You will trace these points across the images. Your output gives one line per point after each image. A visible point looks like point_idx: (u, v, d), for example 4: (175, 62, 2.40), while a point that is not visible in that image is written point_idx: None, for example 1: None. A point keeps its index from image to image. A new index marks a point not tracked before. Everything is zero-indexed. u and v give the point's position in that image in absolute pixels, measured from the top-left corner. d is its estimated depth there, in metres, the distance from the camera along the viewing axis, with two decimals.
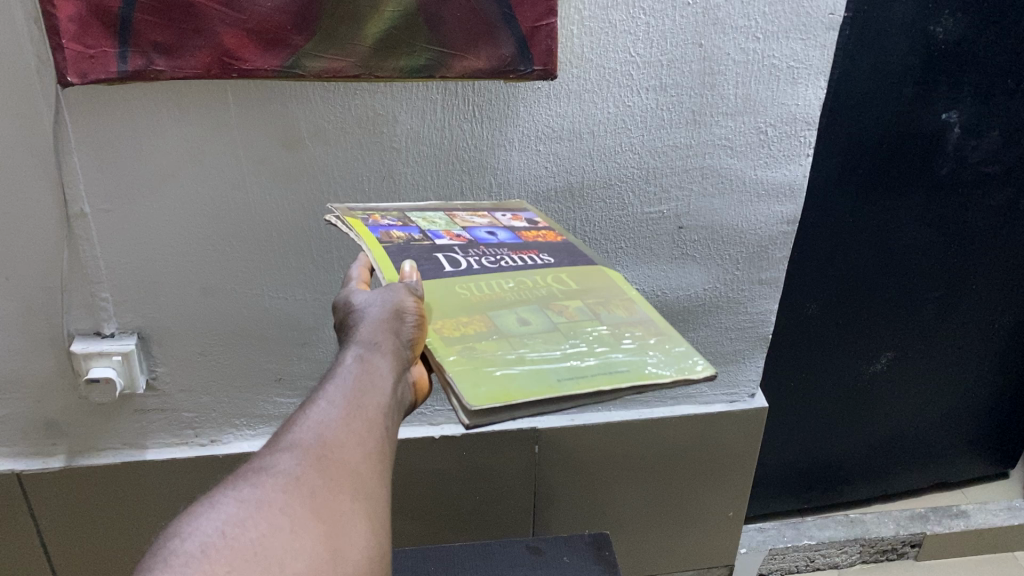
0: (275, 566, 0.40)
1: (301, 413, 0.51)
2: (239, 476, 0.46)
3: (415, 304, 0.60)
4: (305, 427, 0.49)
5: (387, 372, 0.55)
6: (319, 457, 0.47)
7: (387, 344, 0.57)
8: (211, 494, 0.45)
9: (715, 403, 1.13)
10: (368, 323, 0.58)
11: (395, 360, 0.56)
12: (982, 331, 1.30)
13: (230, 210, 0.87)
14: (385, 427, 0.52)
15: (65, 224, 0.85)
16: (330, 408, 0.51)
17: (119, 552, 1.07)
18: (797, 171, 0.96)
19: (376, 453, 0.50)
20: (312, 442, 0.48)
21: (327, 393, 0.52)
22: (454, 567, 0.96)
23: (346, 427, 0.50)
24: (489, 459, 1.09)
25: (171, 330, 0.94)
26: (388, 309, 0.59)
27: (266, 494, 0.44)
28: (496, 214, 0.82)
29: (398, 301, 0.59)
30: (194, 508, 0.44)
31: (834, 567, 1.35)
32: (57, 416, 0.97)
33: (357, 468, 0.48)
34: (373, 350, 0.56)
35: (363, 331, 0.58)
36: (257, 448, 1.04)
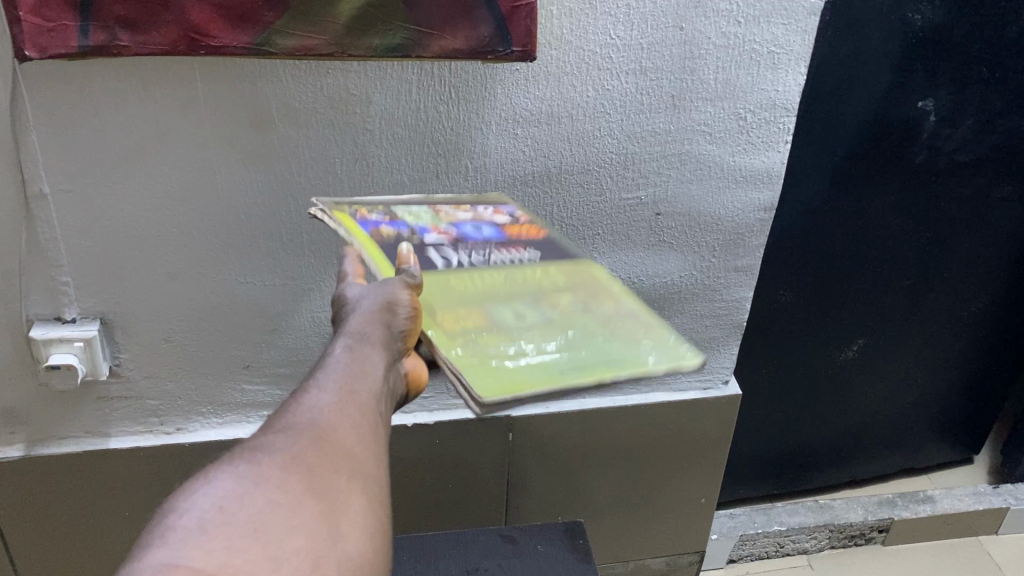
0: (273, 544, 0.38)
1: (293, 399, 0.49)
2: (231, 456, 0.44)
3: (407, 295, 0.58)
4: (298, 412, 0.48)
5: (379, 364, 0.53)
6: (315, 439, 0.45)
7: (379, 336, 0.55)
8: (204, 474, 0.42)
9: (689, 391, 1.12)
10: (361, 315, 0.57)
11: (387, 354, 0.54)
12: (953, 319, 1.30)
13: (198, 193, 0.84)
14: (380, 413, 0.50)
15: (23, 205, 0.81)
16: (325, 393, 0.49)
17: (81, 542, 1.05)
18: (776, 157, 0.95)
19: (373, 440, 0.48)
20: (308, 424, 0.47)
21: (320, 380, 0.50)
22: (427, 557, 0.95)
23: (341, 412, 0.48)
24: (462, 446, 1.08)
25: (135, 314, 0.91)
26: (381, 301, 0.57)
27: (262, 471, 0.42)
28: (477, 209, 0.80)
29: (391, 293, 0.58)
30: (188, 487, 0.41)
31: (803, 553, 1.36)
32: (16, 404, 0.94)
33: (356, 451, 0.46)
34: (364, 343, 0.54)
35: (353, 323, 0.56)
36: (225, 436, 1.02)
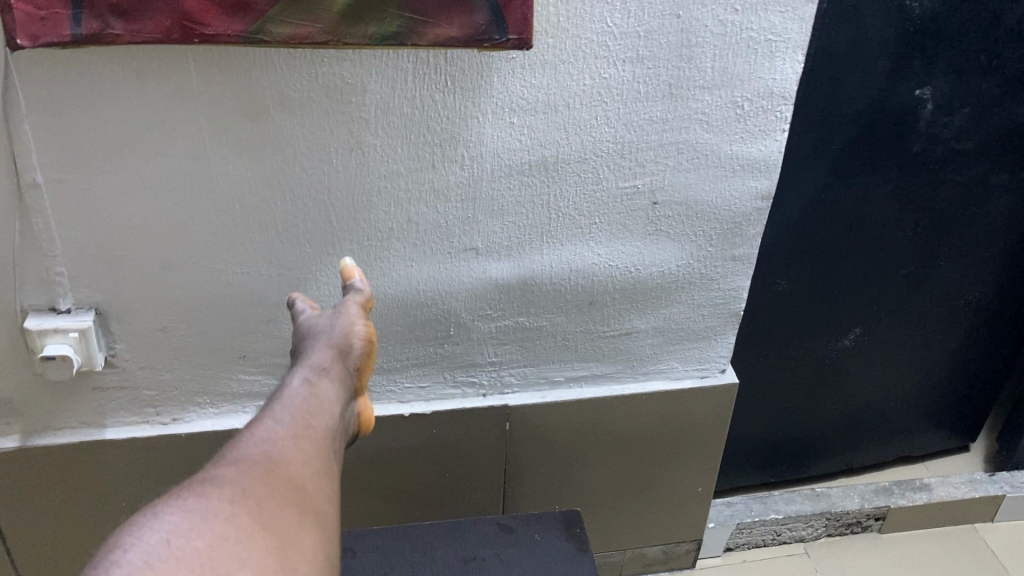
0: (222, 569, 0.44)
1: (248, 431, 0.57)
2: (181, 492, 0.50)
3: (364, 329, 0.70)
4: (252, 444, 0.55)
5: (331, 396, 0.62)
6: (264, 470, 0.53)
7: (334, 371, 0.64)
8: (161, 506, 0.48)
9: (686, 379, 1.12)
10: (317, 350, 0.66)
11: (339, 385, 0.64)
12: (950, 307, 1.30)
13: (192, 182, 0.83)
14: (327, 444, 0.58)
15: (17, 195, 0.81)
16: (277, 427, 0.57)
17: (77, 532, 1.05)
18: (773, 146, 0.94)
19: (322, 467, 0.56)
20: (258, 460, 0.53)
21: (274, 414, 0.58)
22: (425, 547, 0.95)
23: (293, 442, 0.56)
24: (458, 433, 1.08)
25: (130, 304, 0.90)
26: (340, 336, 0.68)
27: (215, 501, 0.49)
28: None
29: (349, 327, 0.70)
30: (145, 518, 0.47)
31: (800, 541, 1.36)
32: (11, 395, 0.93)
33: (303, 482, 0.54)
34: (321, 375, 0.63)
35: (315, 357, 0.65)
36: (222, 426, 1.02)
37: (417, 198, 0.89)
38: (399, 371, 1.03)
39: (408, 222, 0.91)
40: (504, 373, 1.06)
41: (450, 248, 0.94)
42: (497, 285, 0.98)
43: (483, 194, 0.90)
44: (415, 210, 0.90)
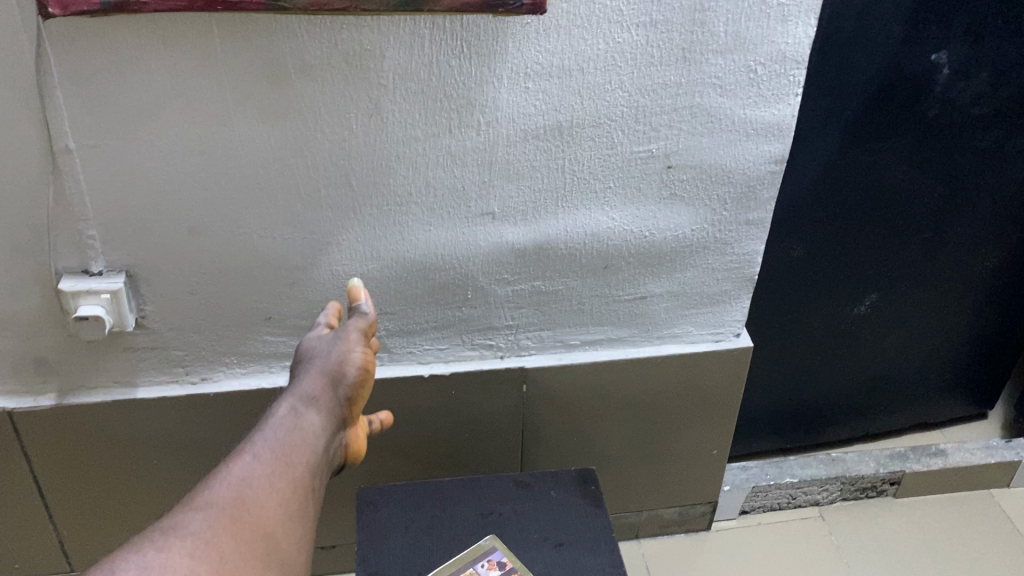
0: None
1: (230, 464, 0.65)
2: (153, 532, 0.57)
3: (359, 358, 0.78)
4: (225, 483, 0.62)
5: (317, 427, 0.71)
6: (233, 512, 0.60)
7: (323, 400, 0.73)
8: (130, 548, 0.55)
9: (701, 343, 1.14)
10: (310, 377, 0.75)
11: (323, 416, 0.73)
12: (967, 273, 1.30)
13: (217, 147, 0.86)
14: (299, 484, 0.65)
15: (50, 159, 0.84)
16: (254, 466, 0.64)
17: (113, 488, 1.09)
18: (786, 110, 0.95)
19: (292, 502, 0.64)
20: (227, 501, 0.60)
21: (254, 451, 0.66)
22: (443, 502, 0.98)
23: (267, 479, 0.64)
24: (476, 394, 1.11)
25: (159, 267, 0.94)
26: (334, 365, 0.76)
27: (174, 553, 0.55)
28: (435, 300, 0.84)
29: (345, 354, 0.78)
30: (115, 558, 0.54)
31: (815, 504, 1.38)
32: (46, 354, 0.98)
33: (267, 526, 0.61)
34: (309, 404, 0.72)
35: (304, 385, 0.74)
36: (248, 386, 1.05)
37: (435, 163, 0.92)
38: (419, 334, 1.06)
39: (426, 187, 0.93)
40: (521, 336, 1.09)
41: (467, 212, 0.96)
42: (514, 249, 1.00)
43: (499, 159, 0.92)
44: (433, 174, 0.92)
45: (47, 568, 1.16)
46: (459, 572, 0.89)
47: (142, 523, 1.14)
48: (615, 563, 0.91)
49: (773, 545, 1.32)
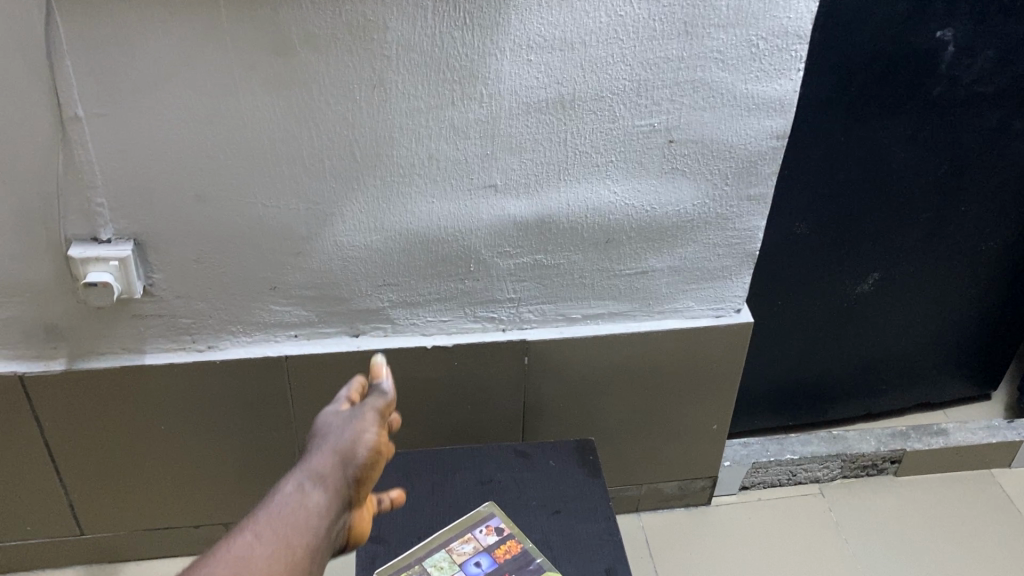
0: None
1: (229, 539, 0.51)
2: None
3: (374, 440, 0.61)
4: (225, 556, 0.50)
5: (322, 509, 0.55)
6: None
7: (332, 480, 0.57)
8: None
9: (702, 318, 1.15)
10: (319, 455, 0.59)
11: (325, 505, 0.55)
12: (971, 253, 1.31)
13: (223, 117, 0.87)
14: None
15: (60, 127, 0.86)
16: None
17: (122, 453, 1.12)
18: (788, 85, 0.96)
19: None
20: None
21: (246, 534, 0.51)
22: (443, 470, 1.00)
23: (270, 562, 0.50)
24: (478, 366, 1.12)
25: (166, 235, 0.95)
26: (347, 442, 0.60)
27: None
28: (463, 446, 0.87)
29: (358, 435, 0.61)
30: None
31: (815, 481, 1.39)
32: (57, 320, 1.00)
33: None
34: (318, 484, 0.57)
35: (313, 460, 0.59)
36: (253, 354, 1.07)
37: (438, 135, 0.93)
38: (422, 306, 1.07)
39: (429, 158, 0.94)
40: (523, 309, 1.10)
41: (469, 184, 0.97)
42: (516, 222, 1.01)
43: (502, 132, 0.93)
44: (436, 147, 0.93)
45: (57, 531, 1.18)
46: (457, 537, 0.91)
47: (151, 488, 1.16)
48: (610, 531, 0.93)
49: (772, 520, 1.33)
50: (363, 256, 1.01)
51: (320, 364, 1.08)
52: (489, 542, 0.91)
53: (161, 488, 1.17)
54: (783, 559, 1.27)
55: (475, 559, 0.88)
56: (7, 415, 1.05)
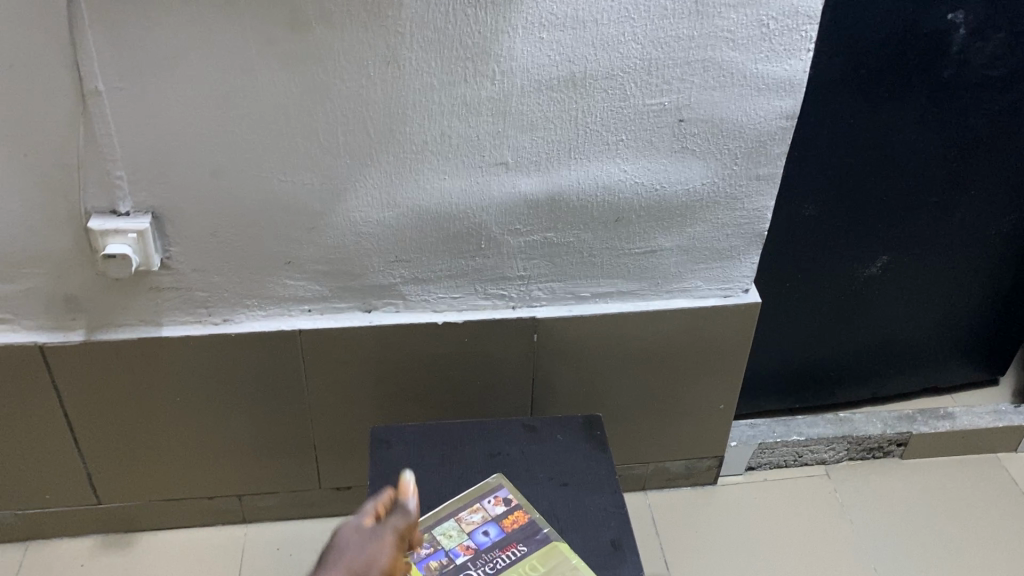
0: None
1: None
2: None
3: (387, 566, 0.66)
4: None
5: None
6: None
7: None
8: None
9: (710, 298, 1.16)
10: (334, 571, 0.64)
11: None
12: (980, 237, 1.31)
13: (240, 92, 0.89)
14: None
15: (80, 101, 0.88)
16: None
17: (138, 424, 1.14)
18: (798, 65, 0.96)
19: None
20: None
21: None
22: (453, 443, 1.02)
23: None
24: (488, 342, 1.14)
25: (184, 209, 0.97)
26: (361, 565, 0.65)
27: None
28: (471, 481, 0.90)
29: (374, 558, 0.66)
30: None
31: (821, 463, 1.40)
32: (76, 292, 1.02)
33: None
34: None
35: None
36: (268, 328, 1.09)
37: (450, 112, 0.94)
38: (434, 282, 1.09)
39: (441, 135, 0.96)
40: (533, 287, 1.11)
41: (481, 162, 0.98)
42: (527, 199, 1.02)
43: (513, 109, 0.95)
44: (448, 124, 0.95)
45: (75, 500, 1.21)
46: (466, 508, 0.93)
47: (168, 459, 1.19)
48: (616, 503, 0.95)
49: (777, 500, 1.35)
50: (376, 232, 1.02)
51: (333, 339, 1.10)
52: (498, 513, 0.93)
53: (177, 459, 1.19)
54: (787, 538, 1.29)
55: (483, 529, 0.91)
56: (28, 385, 1.07)
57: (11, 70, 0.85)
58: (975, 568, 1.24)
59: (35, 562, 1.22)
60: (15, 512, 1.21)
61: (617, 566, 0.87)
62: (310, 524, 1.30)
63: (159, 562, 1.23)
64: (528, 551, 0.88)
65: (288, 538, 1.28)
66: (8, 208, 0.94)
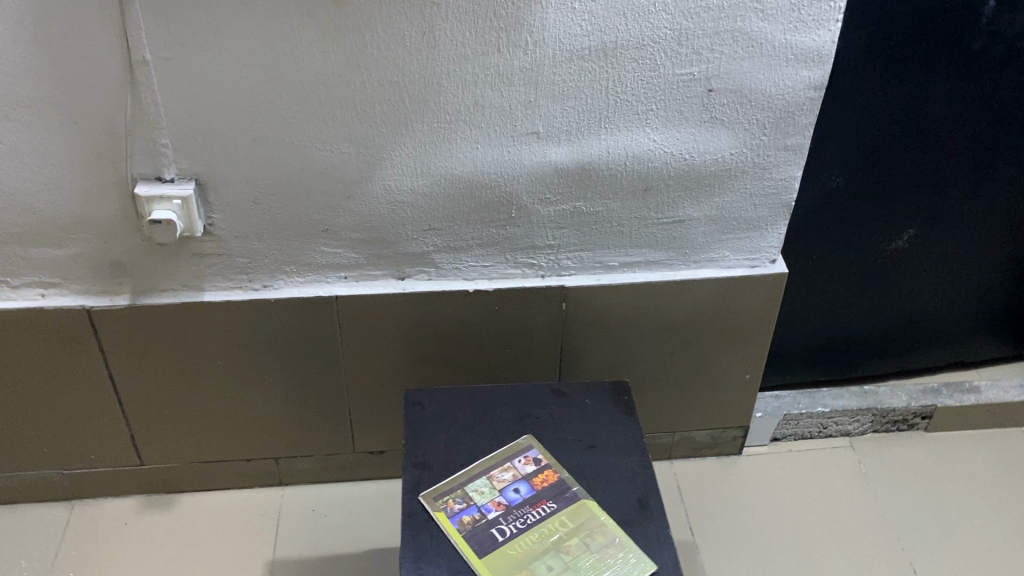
0: None
1: None
2: None
3: None
4: None
5: None
6: None
7: None
8: None
9: (737, 268, 1.18)
10: None
11: None
12: (1008, 210, 1.32)
13: (281, 62, 0.92)
14: None
15: (128, 70, 0.91)
16: None
17: (180, 386, 1.18)
18: (827, 36, 0.97)
19: None
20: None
21: None
22: (485, 406, 1.05)
23: None
24: (518, 310, 1.17)
25: (226, 176, 1.00)
26: None
27: None
28: (518, 474, 0.96)
29: None
30: None
31: (845, 435, 1.42)
32: (122, 257, 1.06)
33: None
34: None
35: None
36: (305, 294, 1.12)
37: (483, 82, 0.96)
38: (465, 251, 1.11)
39: (474, 105, 0.98)
40: (563, 256, 1.14)
41: (513, 131, 1.01)
42: (557, 168, 1.04)
43: (545, 79, 0.97)
44: (482, 93, 0.97)
45: (120, 461, 1.26)
46: (497, 466, 0.97)
47: (208, 421, 1.23)
48: (643, 464, 0.97)
49: (801, 470, 1.36)
50: (409, 200, 1.05)
51: (368, 305, 1.13)
52: (528, 471, 0.96)
53: (217, 422, 1.23)
54: (811, 507, 1.30)
55: (514, 487, 0.94)
56: (75, 348, 1.12)
57: (63, 40, 0.88)
58: (1000, 539, 1.25)
59: (80, 521, 1.27)
60: (62, 472, 1.25)
61: (644, 522, 0.90)
62: (344, 488, 1.34)
63: (200, 522, 1.28)
64: (557, 508, 0.92)
65: (323, 500, 1.32)
66: (58, 175, 0.98)
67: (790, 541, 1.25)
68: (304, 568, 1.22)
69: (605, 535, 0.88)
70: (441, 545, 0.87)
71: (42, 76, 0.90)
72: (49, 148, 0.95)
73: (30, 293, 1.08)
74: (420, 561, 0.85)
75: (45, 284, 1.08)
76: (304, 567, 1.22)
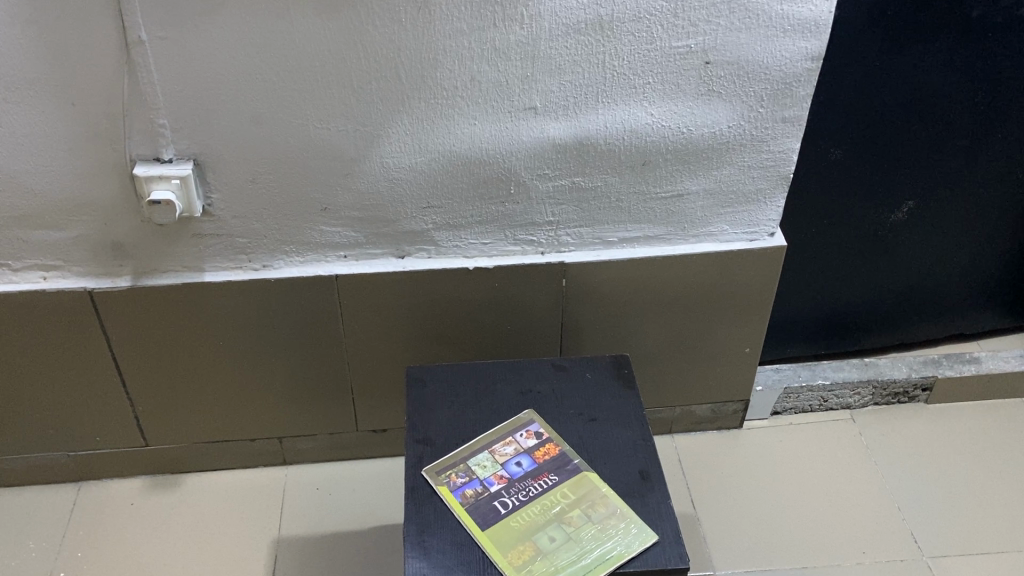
0: None
1: None
2: None
3: None
4: None
5: None
6: None
7: None
8: None
9: (736, 242, 1.18)
10: None
11: None
12: (1007, 180, 1.32)
13: (277, 39, 0.92)
14: None
15: (125, 51, 0.91)
16: None
17: (183, 367, 1.19)
18: (823, 6, 0.97)
19: None
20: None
21: None
22: (486, 381, 1.05)
23: None
24: (518, 286, 1.17)
25: (224, 156, 1.01)
26: None
27: None
28: (520, 444, 0.97)
29: None
30: None
31: (845, 408, 1.43)
32: (123, 238, 1.06)
33: None
34: None
35: None
36: (305, 274, 1.12)
37: (480, 57, 0.96)
38: (465, 228, 1.12)
39: (471, 81, 0.98)
40: (562, 232, 1.14)
41: (510, 106, 1.01)
42: (555, 144, 1.04)
43: (542, 53, 0.96)
44: (478, 68, 0.97)
45: (125, 442, 1.27)
46: (499, 440, 0.97)
47: (212, 402, 1.24)
48: (644, 436, 0.97)
49: (803, 444, 1.37)
50: (408, 178, 1.05)
51: (368, 284, 1.13)
52: (530, 445, 0.97)
53: (221, 402, 1.24)
54: (812, 480, 1.31)
55: (516, 460, 0.95)
56: (78, 330, 1.12)
57: (58, 21, 0.88)
58: (1000, 509, 1.26)
59: (87, 502, 1.28)
60: (68, 454, 1.26)
61: (645, 494, 0.91)
62: (348, 467, 1.35)
63: (205, 502, 1.29)
64: (559, 480, 0.92)
65: (327, 479, 1.33)
66: (57, 157, 0.98)
67: (792, 513, 1.26)
68: (309, 546, 1.23)
69: (606, 506, 0.89)
70: (444, 517, 0.88)
71: (38, 57, 0.90)
72: (47, 130, 0.95)
73: (31, 276, 1.09)
74: (424, 535, 0.86)
75: (47, 267, 1.08)
76: (309, 544, 1.23)
